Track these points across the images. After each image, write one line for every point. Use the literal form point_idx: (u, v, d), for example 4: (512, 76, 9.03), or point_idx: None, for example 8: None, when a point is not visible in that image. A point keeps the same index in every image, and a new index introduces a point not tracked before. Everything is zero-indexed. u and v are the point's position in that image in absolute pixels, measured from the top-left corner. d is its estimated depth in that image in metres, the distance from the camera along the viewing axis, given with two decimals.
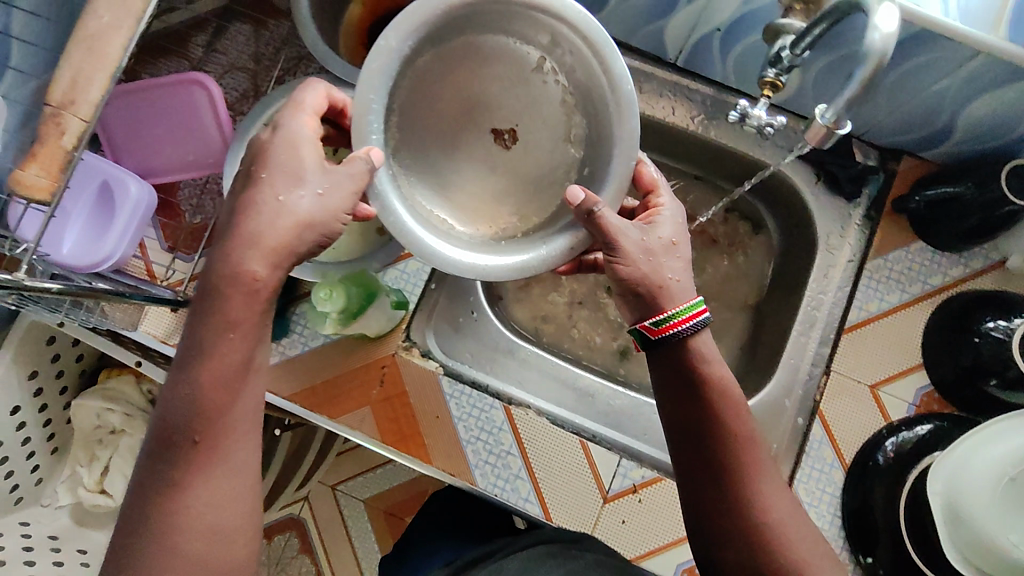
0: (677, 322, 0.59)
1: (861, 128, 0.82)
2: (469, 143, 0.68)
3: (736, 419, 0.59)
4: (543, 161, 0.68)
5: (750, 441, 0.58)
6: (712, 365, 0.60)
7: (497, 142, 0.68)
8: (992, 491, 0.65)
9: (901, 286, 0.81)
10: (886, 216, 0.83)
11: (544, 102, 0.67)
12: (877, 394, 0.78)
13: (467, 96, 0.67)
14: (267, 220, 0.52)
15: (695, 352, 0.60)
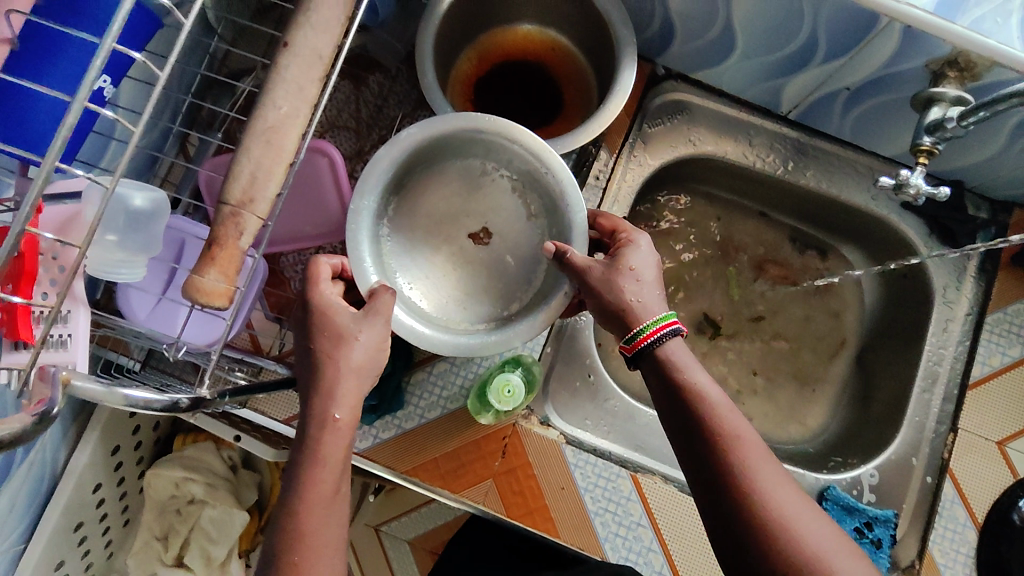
0: (652, 333, 0.57)
1: (973, 181, 0.83)
2: (450, 245, 0.69)
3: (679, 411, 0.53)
4: (530, 256, 0.69)
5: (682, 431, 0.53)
6: (690, 370, 0.55)
7: (474, 242, 0.70)
8: None
9: (1021, 339, 0.81)
10: (1001, 270, 0.82)
11: (499, 201, 0.70)
12: (1005, 451, 0.78)
13: (443, 209, 0.70)
14: (350, 379, 0.52)
15: (672, 359, 0.56)
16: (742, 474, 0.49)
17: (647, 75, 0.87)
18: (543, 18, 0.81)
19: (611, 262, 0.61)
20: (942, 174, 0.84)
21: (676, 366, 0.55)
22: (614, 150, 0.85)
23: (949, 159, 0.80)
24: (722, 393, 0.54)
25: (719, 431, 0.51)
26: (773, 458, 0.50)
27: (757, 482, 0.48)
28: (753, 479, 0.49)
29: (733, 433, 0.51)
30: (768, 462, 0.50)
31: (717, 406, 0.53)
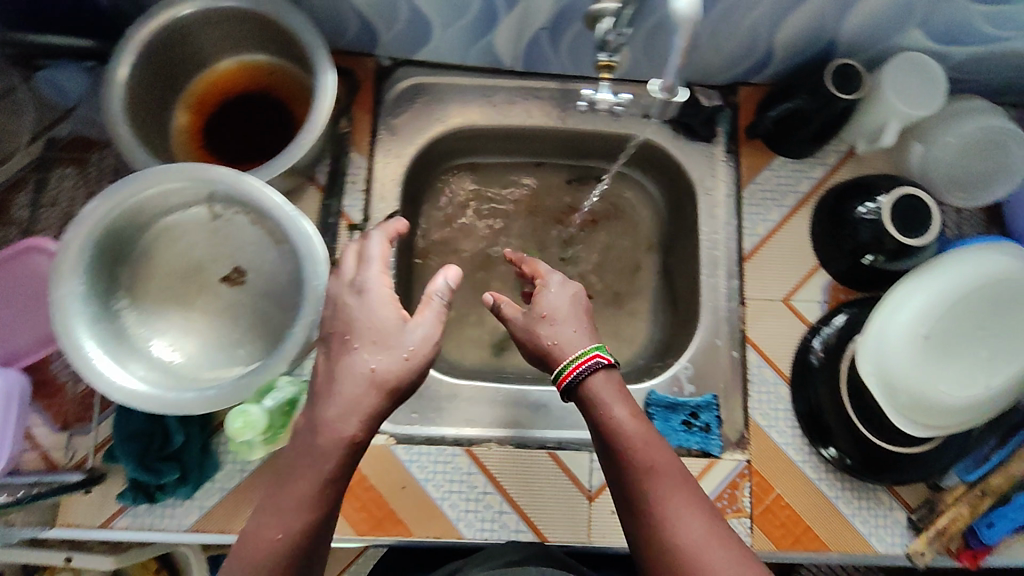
0: (580, 365, 0.60)
1: (696, 75, 0.88)
2: (201, 296, 0.69)
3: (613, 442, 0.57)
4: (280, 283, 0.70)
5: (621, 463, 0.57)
6: (614, 406, 0.58)
7: (226, 286, 0.70)
8: (911, 348, 0.74)
9: (777, 202, 0.87)
10: (743, 146, 0.89)
11: (234, 238, 0.70)
12: (791, 305, 0.84)
13: (181, 263, 0.69)
14: (363, 387, 0.50)
15: (592, 397, 0.59)
16: (656, 507, 0.54)
17: (374, 70, 0.86)
18: (241, 44, 0.80)
19: (545, 316, 0.64)
20: (668, 77, 0.89)
21: (598, 402, 0.59)
22: (364, 151, 0.84)
23: (664, 62, 0.85)
24: (640, 427, 0.58)
25: (634, 466, 0.56)
26: (686, 488, 0.55)
27: (668, 513, 0.53)
28: (664, 512, 0.54)
29: (647, 469, 0.55)
30: (684, 494, 0.54)
31: (632, 440, 0.57)
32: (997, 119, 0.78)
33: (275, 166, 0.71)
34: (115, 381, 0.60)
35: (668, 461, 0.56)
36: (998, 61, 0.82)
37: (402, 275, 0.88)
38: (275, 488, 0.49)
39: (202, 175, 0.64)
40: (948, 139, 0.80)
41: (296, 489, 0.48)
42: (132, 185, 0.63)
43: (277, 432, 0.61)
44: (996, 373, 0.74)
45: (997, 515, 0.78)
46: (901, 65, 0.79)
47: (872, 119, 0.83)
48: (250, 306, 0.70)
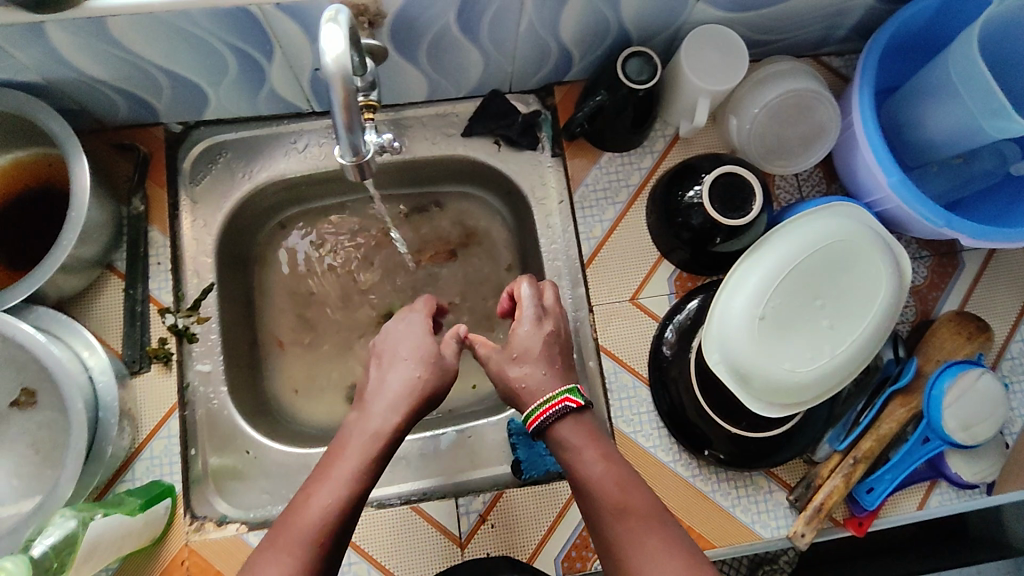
0: (546, 410, 0.59)
1: (504, 84, 0.85)
2: None
3: (601, 477, 0.56)
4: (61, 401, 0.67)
5: (612, 511, 0.54)
6: (585, 451, 0.57)
7: (18, 411, 0.67)
8: (751, 334, 0.71)
9: (611, 199, 0.84)
10: (567, 148, 0.86)
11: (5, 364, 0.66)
12: (639, 303, 0.81)
13: None
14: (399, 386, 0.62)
15: (567, 443, 0.58)
16: (621, 552, 0.52)
17: (165, 137, 0.82)
18: (4, 144, 0.77)
19: (438, 361, 0.64)
20: (478, 91, 0.86)
21: (568, 445, 0.58)
22: (166, 227, 0.79)
23: (463, 76, 0.82)
24: (611, 469, 0.56)
25: (609, 509, 0.54)
26: (660, 531, 0.52)
27: (627, 558, 0.52)
28: (625, 555, 0.52)
29: (610, 512, 0.54)
30: (652, 537, 0.52)
31: (599, 485, 0.55)
32: (800, 80, 0.76)
33: (36, 278, 0.67)
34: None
35: (638, 500, 0.54)
36: (795, 17, 0.80)
37: (241, 346, 0.83)
38: (323, 468, 0.57)
39: None
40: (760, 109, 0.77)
41: (349, 465, 0.56)
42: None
43: (63, 567, 0.53)
44: (843, 339, 0.72)
45: (874, 478, 0.76)
46: (695, 41, 0.77)
47: (682, 100, 0.80)
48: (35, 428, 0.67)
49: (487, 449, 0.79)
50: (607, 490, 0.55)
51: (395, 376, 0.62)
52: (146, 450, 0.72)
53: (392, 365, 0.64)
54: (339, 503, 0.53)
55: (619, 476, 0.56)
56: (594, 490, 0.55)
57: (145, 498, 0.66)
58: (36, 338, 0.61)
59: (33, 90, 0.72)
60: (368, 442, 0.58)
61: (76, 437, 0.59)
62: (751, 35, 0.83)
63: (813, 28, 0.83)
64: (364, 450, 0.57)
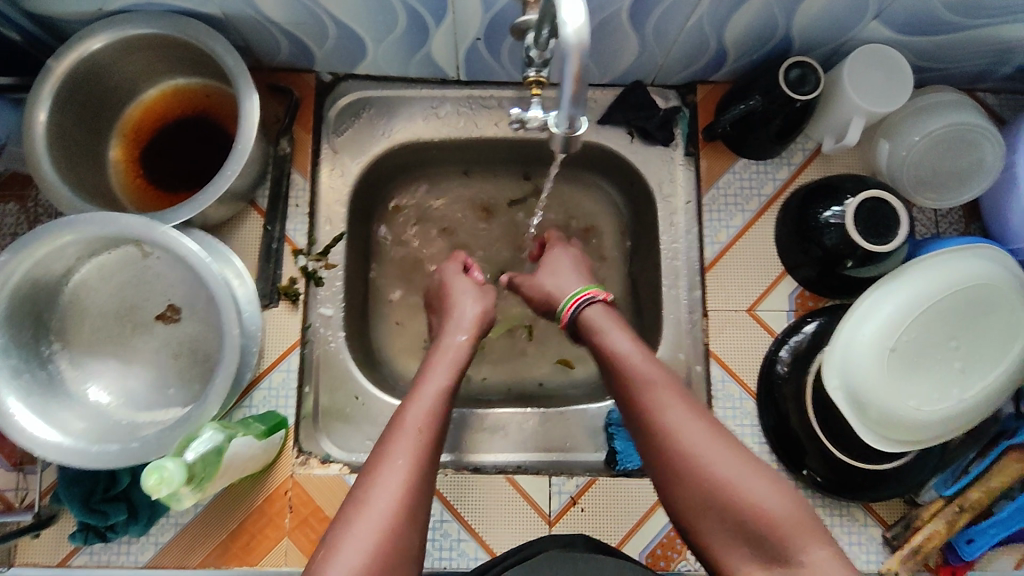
0: (576, 303, 0.73)
1: (649, 76, 0.85)
2: (133, 335, 0.70)
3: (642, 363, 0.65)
4: (201, 323, 0.70)
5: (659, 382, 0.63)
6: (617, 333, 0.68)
7: (161, 323, 0.70)
8: (880, 369, 0.70)
9: (740, 206, 0.84)
10: (703, 148, 0.85)
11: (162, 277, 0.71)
12: (756, 315, 0.81)
13: (113, 307, 0.70)
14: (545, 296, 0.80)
15: (597, 323, 0.70)
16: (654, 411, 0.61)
17: (316, 85, 0.85)
18: (170, 70, 0.79)
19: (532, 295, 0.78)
20: (621, 80, 0.86)
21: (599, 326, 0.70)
22: (306, 171, 0.82)
23: (613, 64, 0.82)
24: (637, 346, 0.67)
25: (637, 381, 0.63)
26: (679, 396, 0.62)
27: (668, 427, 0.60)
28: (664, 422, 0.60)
29: (643, 394, 0.63)
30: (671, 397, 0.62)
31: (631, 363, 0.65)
32: (970, 116, 0.74)
33: (198, 203, 0.70)
34: (38, 435, 0.59)
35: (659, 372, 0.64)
36: (967, 49, 0.77)
37: (356, 295, 0.86)
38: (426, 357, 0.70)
39: (112, 222, 0.62)
40: (920, 136, 0.75)
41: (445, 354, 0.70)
42: (37, 242, 0.62)
43: (204, 478, 0.56)
44: (973, 384, 0.71)
45: (976, 529, 0.74)
46: (861, 59, 0.75)
47: (835, 117, 0.79)
48: (174, 345, 0.70)
49: (582, 435, 0.81)
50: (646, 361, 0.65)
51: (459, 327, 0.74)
52: (265, 379, 0.75)
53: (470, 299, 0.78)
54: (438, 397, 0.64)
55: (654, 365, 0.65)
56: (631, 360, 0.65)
57: (267, 426, 0.69)
58: (203, 258, 0.63)
59: (210, 22, 0.74)
60: (451, 354, 0.70)
61: (227, 361, 0.62)
62: (916, 61, 0.80)
63: (978, 61, 0.80)
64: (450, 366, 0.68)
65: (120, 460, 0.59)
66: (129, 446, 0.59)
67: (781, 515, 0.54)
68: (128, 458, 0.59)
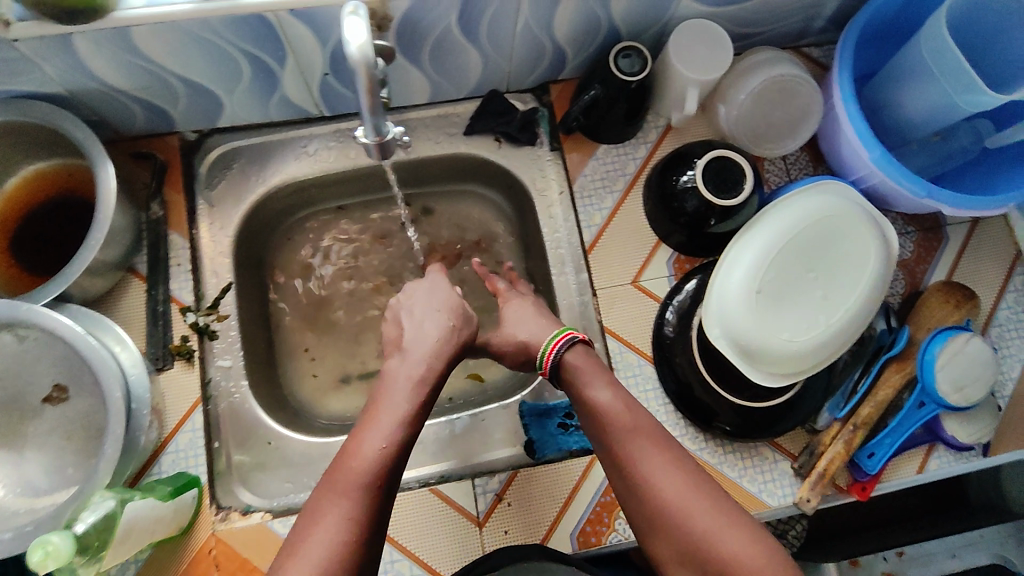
0: (554, 346, 0.71)
1: (502, 84, 0.89)
2: (20, 424, 0.69)
3: (619, 412, 0.64)
4: (89, 398, 0.69)
5: (633, 433, 0.63)
6: (596, 382, 0.67)
7: (48, 406, 0.69)
8: (749, 309, 0.75)
9: (608, 189, 0.88)
10: (565, 142, 0.90)
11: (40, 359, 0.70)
12: (640, 286, 0.85)
13: None
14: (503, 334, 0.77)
15: (575, 368, 0.70)
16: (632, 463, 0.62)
17: (181, 146, 0.85)
18: (25, 155, 0.78)
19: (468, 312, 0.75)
20: (477, 91, 0.90)
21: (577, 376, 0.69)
22: (184, 231, 0.82)
23: (464, 78, 0.85)
24: (613, 393, 0.66)
25: (619, 435, 0.64)
26: (658, 444, 0.62)
27: (648, 482, 0.61)
28: (643, 476, 0.61)
29: (625, 450, 0.63)
30: (648, 446, 0.62)
31: (609, 410, 0.65)
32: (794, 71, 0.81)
33: (65, 278, 0.70)
34: None
35: (641, 420, 0.64)
36: (776, 11, 0.84)
37: (258, 343, 0.86)
38: (372, 405, 0.66)
39: None
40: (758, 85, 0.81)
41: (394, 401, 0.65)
42: None
43: (100, 546, 0.56)
44: (835, 310, 0.76)
45: (874, 443, 0.79)
46: (682, 35, 0.81)
47: (673, 92, 0.85)
48: (65, 425, 0.69)
49: (501, 432, 0.81)
50: (625, 408, 0.65)
51: (413, 361, 0.69)
52: (172, 443, 0.75)
53: (427, 316, 0.73)
54: (386, 443, 0.61)
55: (631, 411, 0.64)
56: (608, 412, 0.65)
57: (175, 486, 0.69)
58: (74, 329, 0.63)
59: (55, 101, 0.74)
60: (399, 389, 0.66)
61: (113, 429, 0.62)
62: (737, 29, 0.87)
63: (792, 20, 0.87)
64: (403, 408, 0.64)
65: (19, 545, 0.59)
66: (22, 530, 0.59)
67: (748, 564, 0.55)
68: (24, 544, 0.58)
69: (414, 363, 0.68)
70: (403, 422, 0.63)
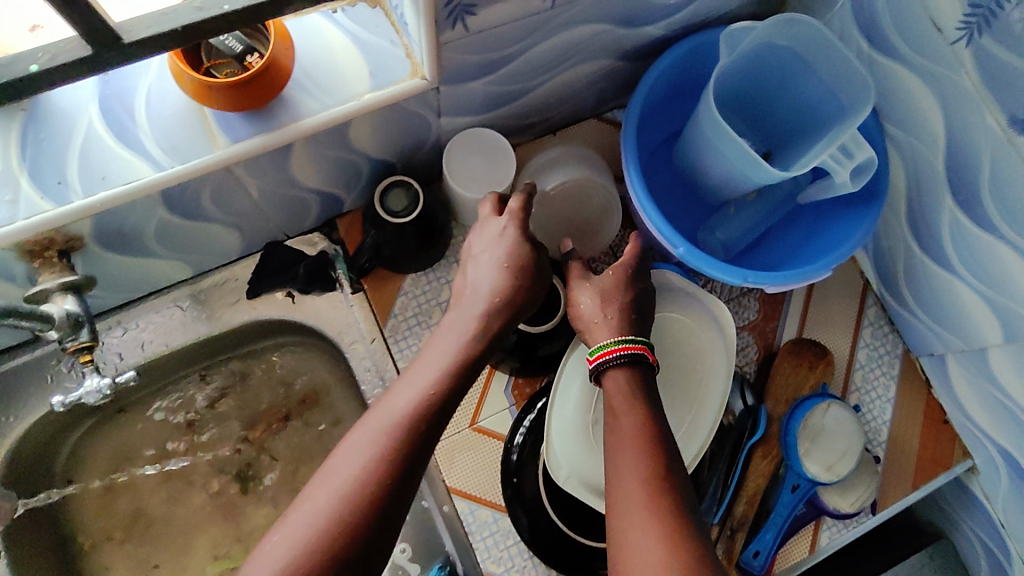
0: (605, 355, 0.58)
1: (279, 234, 0.78)
2: None
3: (627, 454, 0.53)
4: None
5: (636, 488, 0.50)
6: (627, 413, 0.55)
7: None
8: (586, 445, 0.69)
9: (425, 324, 0.79)
10: (366, 282, 0.80)
11: None
12: (480, 428, 0.76)
13: None
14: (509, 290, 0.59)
15: (621, 391, 0.57)
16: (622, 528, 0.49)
17: None
18: None
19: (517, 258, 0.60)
20: (253, 247, 0.79)
21: (612, 400, 0.56)
22: None
23: (225, 245, 0.74)
24: (636, 421, 0.55)
25: (614, 491, 0.52)
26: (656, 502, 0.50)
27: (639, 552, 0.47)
28: (633, 545, 0.48)
29: (620, 504, 0.50)
30: (644, 511, 0.49)
31: (624, 445, 0.54)
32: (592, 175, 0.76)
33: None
34: None
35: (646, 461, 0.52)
36: (552, 98, 0.76)
37: None
38: (409, 372, 0.55)
39: None
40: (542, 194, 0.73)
41: (423, 379, 0.53)
42: None
43: None
44: (679, 420, 0.71)
45: (757, 540, 0.74)
46: (455, 148, 0.73)
47: (467, 210, 0.76)
48: None
49: None
50: (640, 443, 0.53)
51: (477, 288, 0.59)
52: None
53: (487, 268, 0.60)
54: (360, 471, 0.48)
55: (647, 449, 0.53)
56: (622, 446, 0.54)
57: None
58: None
59: None
60: (440, 348, 0.56)
61: None
62: (520, 121, 0.79)
63: (578, 98, 0.79)
64: (419, 393, 0.52)
65: None
66: None
67: None
68: None
69: (450, 337, 0.57)
70: (376, 456, 0.49)
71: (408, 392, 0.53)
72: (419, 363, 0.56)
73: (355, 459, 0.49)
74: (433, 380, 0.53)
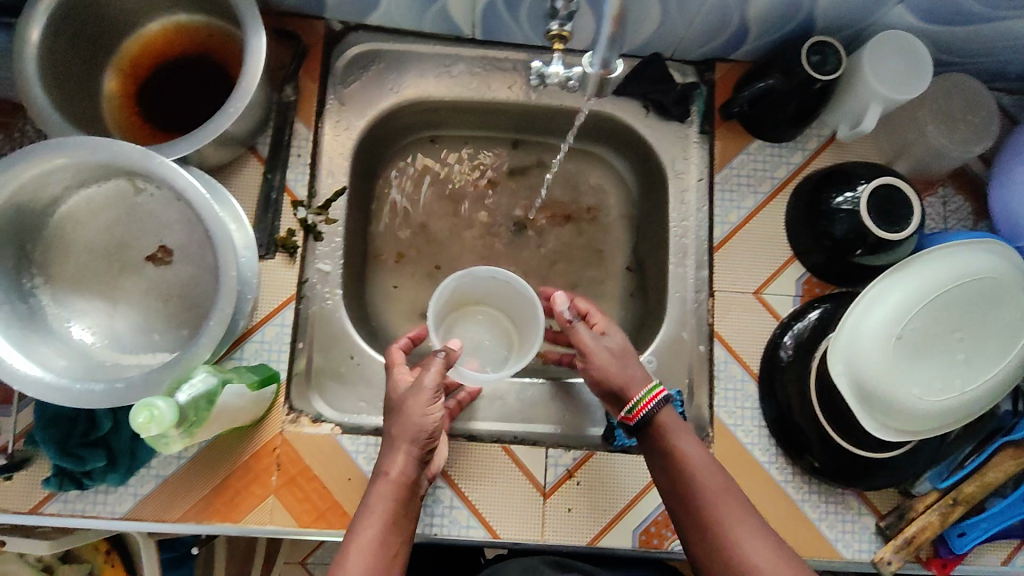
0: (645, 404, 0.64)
1: (669, 49, 0.83)
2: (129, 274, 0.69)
3: (705, 473, 0.61)
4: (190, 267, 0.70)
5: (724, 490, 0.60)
6: (689, 440, 0.63)
7: (151, 265, 0.70)
8: (886, 354, 0.69)
9: (752, 188, 0.82)
10: (718, 127, 0.84)
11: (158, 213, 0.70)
12: (762, 298, 0.80)
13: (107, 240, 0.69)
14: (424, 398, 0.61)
15: (670, 425, 0.64)
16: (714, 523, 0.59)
17: (324, 34, 0.81)
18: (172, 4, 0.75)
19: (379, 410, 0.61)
20: (640, 51, 0.83)
21: (671, 431, 0.64)
22: (310, 122, 0.79)
23: (635, 33, 0.79)
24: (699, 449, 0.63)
25: (702, 491, 0.60)
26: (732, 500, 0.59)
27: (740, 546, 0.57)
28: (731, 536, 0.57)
29: (709, 499, 0.60)
30: (731, 507, 0.59)
31: (694, 465, 0.61)
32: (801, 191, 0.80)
33: (197, 139, 0.67)
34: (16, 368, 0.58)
35: (718, 477, 0.61)
36: (989, 43, 0.76)
37: (354, 253, 0.83)
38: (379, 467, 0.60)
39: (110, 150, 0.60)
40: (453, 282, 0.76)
41: (384, 496, 0.57)
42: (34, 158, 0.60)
43: (196, 421, 0.55)
44: (974, 376, 0.71)
45: (968, 523, 0.75)
46: (884, 41, 0.74)
47: (853, 103, 0.78)
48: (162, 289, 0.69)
49: (581, 409, 0.80)
50: (710, 465, 0.61)
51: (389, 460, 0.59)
52: (258, 332, 0.73)
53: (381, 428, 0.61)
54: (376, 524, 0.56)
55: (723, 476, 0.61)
56: (693, 467, 0.61)
57: (260, 377, 0.65)
58: (198, 195, 0.61)
59: None
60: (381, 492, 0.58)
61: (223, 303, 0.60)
62: (936, 53, 0.79)
63: (998, 58, 0.79)
64: (383, 512, 0.57)
65: (101, 398, 0.57)
66: (111, 387, 0.58)
67: None
68: (107, 396, 0.58)
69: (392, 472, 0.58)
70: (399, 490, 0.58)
71: (372, 506, 0.57)
72: (370, 497, 0.58)
73: (393, 469, 0.59)
74: (390, 498, 0.57)
